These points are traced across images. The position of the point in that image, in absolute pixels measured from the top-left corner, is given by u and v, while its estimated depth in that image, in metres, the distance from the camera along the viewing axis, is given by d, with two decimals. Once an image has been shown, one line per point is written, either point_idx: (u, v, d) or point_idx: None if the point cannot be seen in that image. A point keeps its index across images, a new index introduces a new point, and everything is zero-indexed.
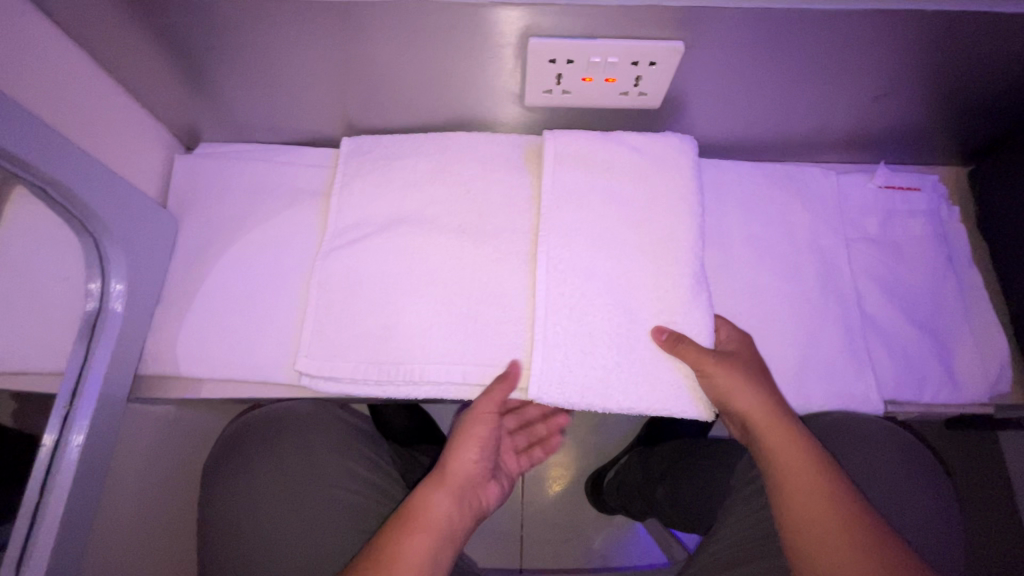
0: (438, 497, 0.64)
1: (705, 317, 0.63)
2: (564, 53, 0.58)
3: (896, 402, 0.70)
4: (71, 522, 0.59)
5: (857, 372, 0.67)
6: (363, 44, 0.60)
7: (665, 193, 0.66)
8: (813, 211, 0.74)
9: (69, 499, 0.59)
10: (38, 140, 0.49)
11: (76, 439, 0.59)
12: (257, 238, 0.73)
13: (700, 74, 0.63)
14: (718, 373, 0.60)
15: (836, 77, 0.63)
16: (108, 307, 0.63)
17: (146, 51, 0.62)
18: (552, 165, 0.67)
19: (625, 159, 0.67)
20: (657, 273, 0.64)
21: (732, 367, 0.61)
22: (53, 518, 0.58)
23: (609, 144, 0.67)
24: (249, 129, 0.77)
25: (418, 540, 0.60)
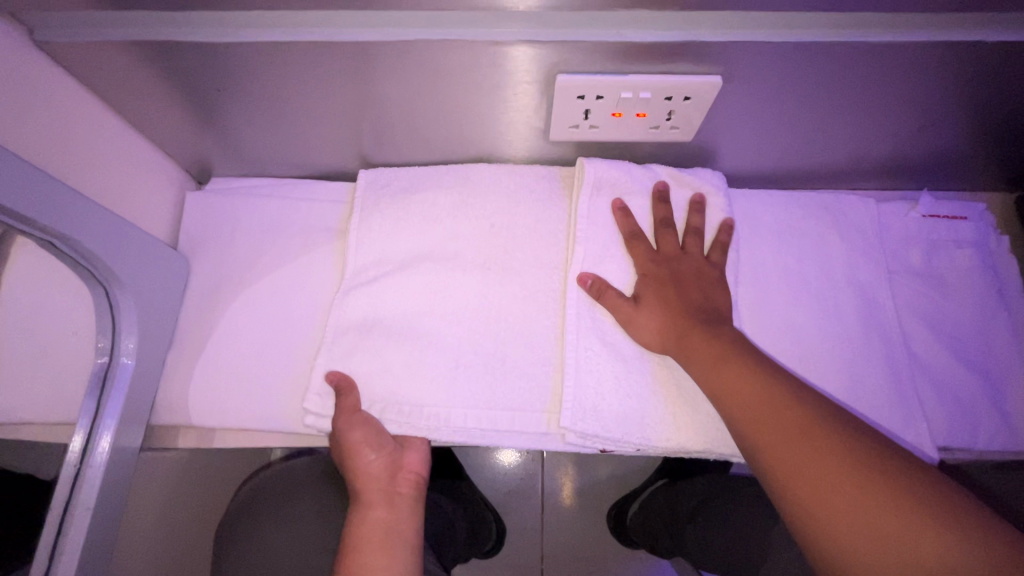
0: (368, 512, 0.61)
1: None
2: (593, 89, 0.55)
3: (946, 448, 0.66)
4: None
5: (905, 419, 0.63)
6: (381, 82, 0.57)
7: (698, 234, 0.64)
8: (852, 244, 0.70)
9: (80, 561, 0.56)
10: (43, 196, 0.47)
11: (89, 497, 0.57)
12: (270, 277, 0.71)
13: (735, 107, 0.59)
14: (635, 316, 0.59)
15: (881, 107, 0.59)
16: (118, 359, 0.60)
17: (156, 91, 0.59)
18: (588, 193, 0.64)
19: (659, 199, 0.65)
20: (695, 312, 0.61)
21: (647, 306, 0.59)
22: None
23: (645, 173, 0.66)
24: (261, 164, 0.74)
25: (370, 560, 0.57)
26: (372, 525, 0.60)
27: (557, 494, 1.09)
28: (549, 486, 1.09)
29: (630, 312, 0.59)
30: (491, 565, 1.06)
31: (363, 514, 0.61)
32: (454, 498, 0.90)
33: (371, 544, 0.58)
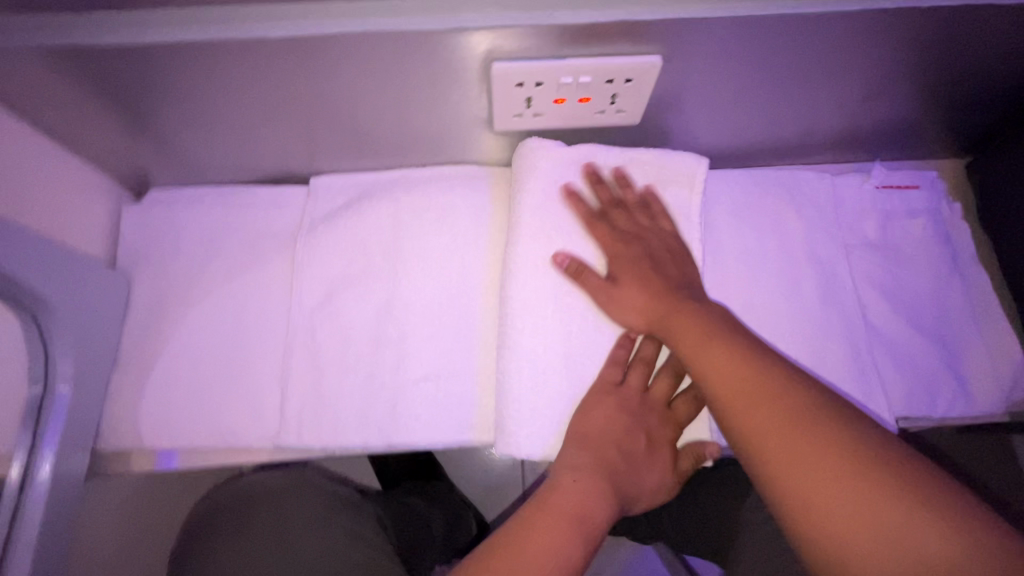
0: (595, 491, 0.49)
1: None
2: (532, 76, 0.53)
3: (907, 417, 0.66)
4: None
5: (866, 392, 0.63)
6: (314, 78, 0.55)
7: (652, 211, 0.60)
8: (809, 220, 0.69)
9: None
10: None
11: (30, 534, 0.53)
12: (218, 289, 0.68)
13: (679, 87, 0.58)
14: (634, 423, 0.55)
15: (825, 78, 0.59)
16: (54, 386, 0.57)
17: (76, 100, 0.56)
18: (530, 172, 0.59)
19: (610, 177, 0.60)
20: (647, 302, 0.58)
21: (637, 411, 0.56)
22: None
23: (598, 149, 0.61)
24: (202, 173, 0.71)
25: (544, 540, 0.44)
26: (547, 544, 0.44)
27: None
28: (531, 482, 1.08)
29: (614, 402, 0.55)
30: None
31: (588, 483, 0.49)
32: (429, 501, 0.88)
33: (562, 514, 0.46)
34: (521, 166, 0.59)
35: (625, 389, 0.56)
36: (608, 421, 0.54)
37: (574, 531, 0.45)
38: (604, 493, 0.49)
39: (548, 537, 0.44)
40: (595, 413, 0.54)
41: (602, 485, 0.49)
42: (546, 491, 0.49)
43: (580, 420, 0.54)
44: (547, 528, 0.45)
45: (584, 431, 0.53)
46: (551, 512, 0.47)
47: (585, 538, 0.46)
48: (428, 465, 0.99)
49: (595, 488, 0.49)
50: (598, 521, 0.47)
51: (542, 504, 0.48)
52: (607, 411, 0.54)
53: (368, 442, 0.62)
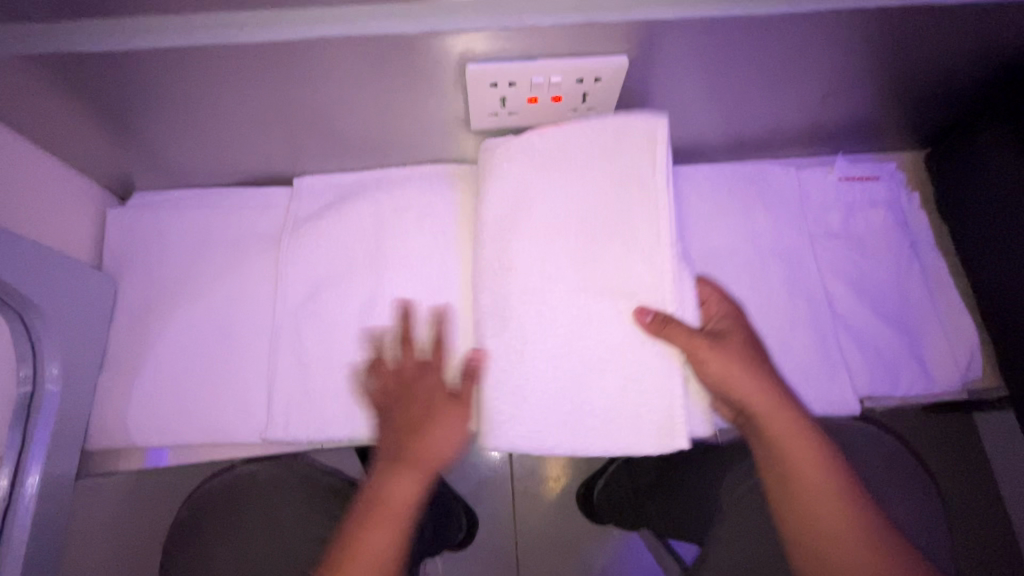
0: (401, 478, 0.55)
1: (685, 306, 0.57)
2: (505, 76, 0.55)
3: (871, 397, 0.69)
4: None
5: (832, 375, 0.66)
6: (295, 83, 0.57)
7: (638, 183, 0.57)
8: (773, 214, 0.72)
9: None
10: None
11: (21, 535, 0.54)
12: (203, 291, 0.69)
13: (647, 86, 0.61)
14: (453, 392, 0.59)
15: (785, 77, 0.62)
16: (43, 386, 0.58)
17: (59, 106, 0.57)
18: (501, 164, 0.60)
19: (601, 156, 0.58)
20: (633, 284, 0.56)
21: (436, 377, 0.60)
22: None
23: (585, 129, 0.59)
24: (185, 176, 0.72)
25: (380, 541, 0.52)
26: (373, 542, 0.53)
27: (525, 481, 1.09)
28: (519, 475, 1.09)
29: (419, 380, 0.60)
30: (466, 557, 1.06)
31: (394, 475, 0.55)
32: None
33: (386, 516, 0.54)
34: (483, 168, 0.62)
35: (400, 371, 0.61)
36: (388, 423, 0.58)
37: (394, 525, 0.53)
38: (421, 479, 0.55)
39: (365, 537, 0.53)
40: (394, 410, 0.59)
41: (414, 479, 0.55)
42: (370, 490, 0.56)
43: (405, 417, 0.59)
44: (373, 527, 0.53)
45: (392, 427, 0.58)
46: (377, 508, 0.54)
47: (409, 523, 0.54)
48: None
49: (414, 481, 0.55)
50: (407, 501, 0.54)
51: (370, 502, 0.55)
52: (435, 391, 0.59)
53: (353, 434, 0.63)
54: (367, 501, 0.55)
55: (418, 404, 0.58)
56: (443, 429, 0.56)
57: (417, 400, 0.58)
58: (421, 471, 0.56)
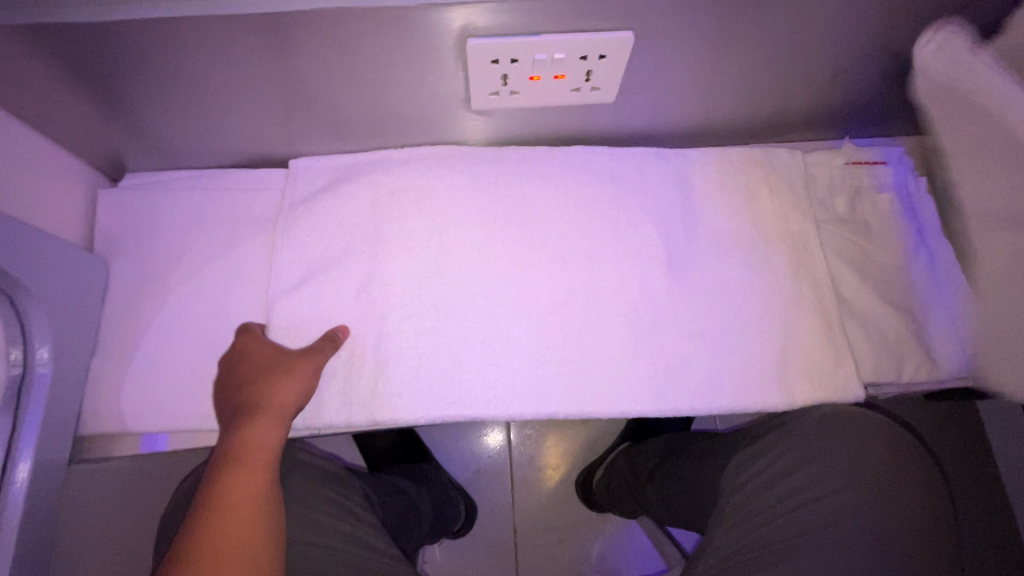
0: (256, 424, 0.55)
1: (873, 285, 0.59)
2: (507, 52, 0.54)
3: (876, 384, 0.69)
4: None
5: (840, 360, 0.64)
6: (291, 58, 0.55)
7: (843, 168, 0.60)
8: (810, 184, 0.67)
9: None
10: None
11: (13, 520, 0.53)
12: (197, 274, 0.68)
13: (652, 64, 0.59)
14: (276, 369, 0.59)
15: (794, 57, 0.60)
16: (33, 369, 0.57)
17: (47, 82, 0.55)
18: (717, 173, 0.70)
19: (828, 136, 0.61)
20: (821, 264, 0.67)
21: (263, 351, 0.61)
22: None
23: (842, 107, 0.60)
24: (178, 156, 0.70)
25: (245, 488, 0.51)
26: (240, 490, 0.51)
27: (524, 469, 1.08)
28: (517, 462, 1.09)
29: (241, 360, 0.61)
30: (464, 545, 1.06)
31: (253, 424, 0.55)
32: (416, 482, 0.89)
33: (252, 461, 0.53)
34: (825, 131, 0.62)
35: (243, 351, 0.62)
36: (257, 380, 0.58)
37: (255, 474, 0.53)
38: (281, 425, 0.56)
39: (235, 483, 0.51)
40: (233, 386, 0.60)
41: (274, 428, 0.56)
42: (231, 440, 0.55)
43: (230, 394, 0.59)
44: (238, 476, 0.52)
45: (242, 400, 0.58)
46: (245, 456, 0.53)
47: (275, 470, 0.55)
48: (414, 447, 0.99)
49: (274, 430, 0.56)
50: (268, 448, 0.55)
51: (229, 454, 0.53)
52: (268, 366, 0.59)
53: (351, 419, 0.62)
54: (226, 453, 0.54)
55: (252, 385, 0.58)
56: (288, 384, 0.58)
57: (284, 361, 0.60)
58: (275, 421, 0.56)
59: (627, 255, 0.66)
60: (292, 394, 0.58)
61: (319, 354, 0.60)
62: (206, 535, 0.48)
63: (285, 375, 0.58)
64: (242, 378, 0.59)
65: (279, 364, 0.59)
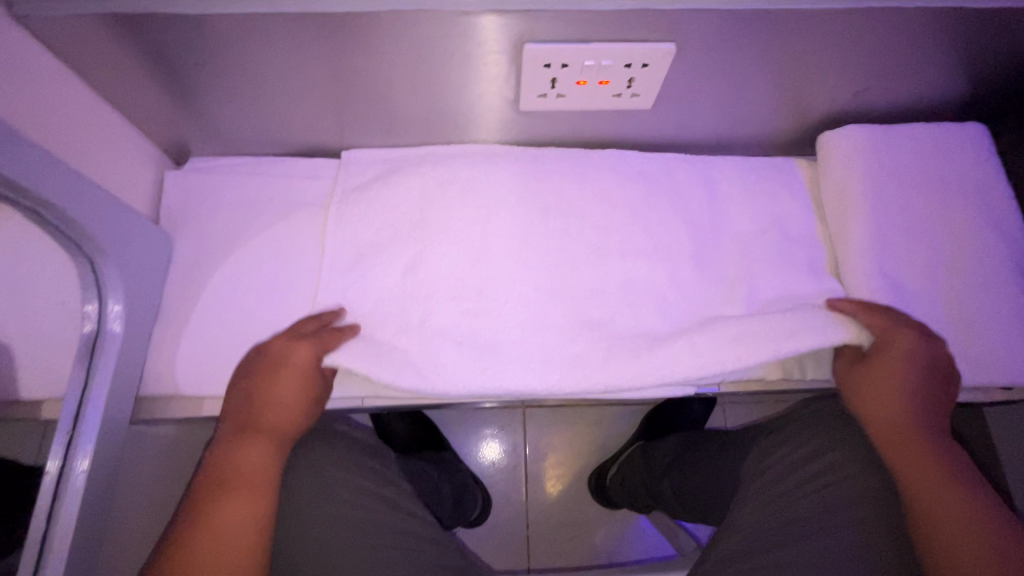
0: (252, 446, 0.60)
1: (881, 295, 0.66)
2: (559, 57, 0.58)
3: None
4: (77, 552, 0.58)
5: None
6: (357, 56, 0.60)
7: (847, 189, 0.70)
8: (863, 178, 0.69)
9: (76, 530, 0.58)
10: (20, 154, 0.47)
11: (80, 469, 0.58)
12: (252, 252, 0.72)
13: (689, 75, 0.64)
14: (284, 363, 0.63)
15: (822, 73, 0.65)
16: (105, 328, 0.61)
17: (134, 67, 0.60)
18: (830, 169, 0.71)
19: (839, 167, 0.70)
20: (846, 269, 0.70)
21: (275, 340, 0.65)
22: (61, 550, 0.56)
23: (856, 138, 0.70)
24: (239, 143, 0.75)
25: (243, 511, 0.56)
26: (233, 512, 0.55)
27: (539, 464, 1.11)
28: (532, 458, 1.12)
29: (256, 352, 0.66)
30: (480, 537, 1.08)
31: (247, 444, 0.60)
32: (438, 467, 0.92)
33: (247, 488, 0.57)
34: (823, 156, 0.72)
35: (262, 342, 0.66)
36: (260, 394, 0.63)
37: (247, 498, 0.57)
38: (272, 449, 0.60)
39: (226, 507, 0.55)
40: (237, 389, 0.64)
41: (264, 449, 0.60)
42: (227, 457, 0.59)
43: (234, 398, 0.63)
44: (227, 501, 0.56)
45: (241, 409, 0.62)
46: (234, 479, 0.57)
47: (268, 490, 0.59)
48: (434, 436, 1.03)
49: (263, 449, 0.60)
50: (260, 472, 0.59)
51: (219, 476, 0.57)
52: (275, 356, 0.64)
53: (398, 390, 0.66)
54: (215, 477, 0.58)
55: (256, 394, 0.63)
56: (286, 391, 0.63)
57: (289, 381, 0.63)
58: (274, 440, 0.61)
59: (657, 251, 0.70)
60: (292, 410, 0.63)
61: (321, 335, 0.65)
62: (192, 550, 0.52)
63: (289, 377, 0.62)
64: (255, 364, 0.64)
65: (286, 350, 0.63)
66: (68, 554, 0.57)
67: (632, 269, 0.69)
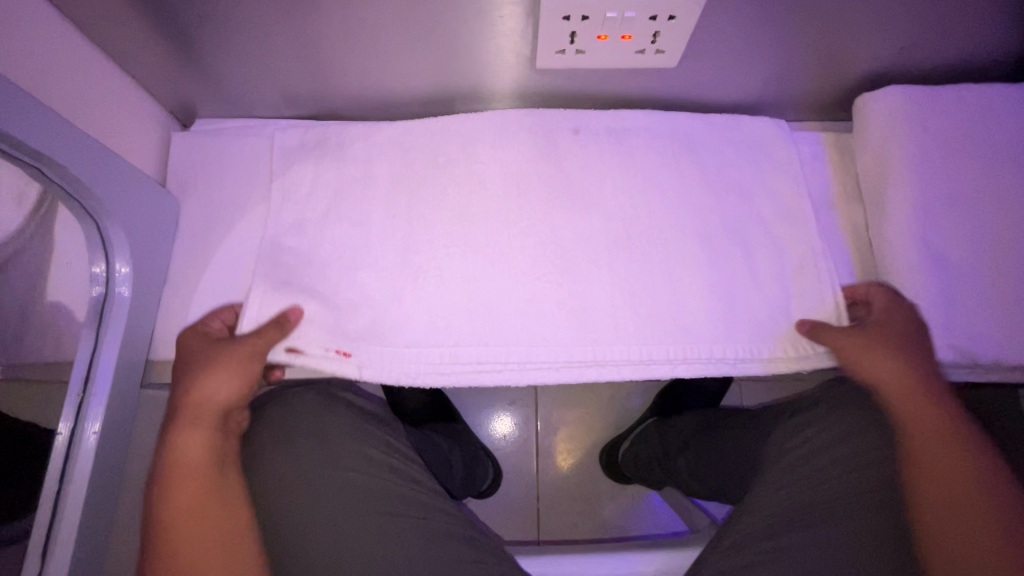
0: None
1: (910, 265, 0.63)
2: (580, 8, 0.54)
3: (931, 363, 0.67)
4: (98, 478, 0.60)
5: None
6: (364, 9, 0.56)
7: (887, 152, 0.66)
8: (904, 143, 0.65)
9: (98, 446, 0.59)
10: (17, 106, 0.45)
11: (96, 410, 0.59)
12: (257, 219, 0.70)
13: (717, 30, 0.59)
14: None
15: (861, 28, 0.60)
16: (114, 292, 0.61)
17: (135, 22, 0.58)
18: (867, 132, 0.68)
19: (878, 128, 0.66)
20: (878, 238, 0.66)
21: None
22: (86, 455, 0.58)
23: (901, 96, 0.66)
24: (245, 105, 0.73)
25: None
26: (179, 500, 0.53)
27: (551, 438, 1.11)
28: (543, 432, 1.11)
29: None
30: (490, 508, 1.09)
31: None
32: (449, 438, 0.92)
33: None
34: (856, 117, 0.69)
35: None
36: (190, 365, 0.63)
37: None
38: None
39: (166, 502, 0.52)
40: None
41: (206, 436, 0.55)
42: None
43: None
44: (164, 497, 0.53)
45: None
46: None
47: None
48: (446, 409, 1.02)
49: None
50: None
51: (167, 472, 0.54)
52: None
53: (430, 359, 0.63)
54: None
55: None
56: None
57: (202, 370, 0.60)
58: None
59: (678, 219, 0.67)
60: None
61: None
62: None
63: None
64: None
65: None
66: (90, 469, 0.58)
67: (650, 238, 0.66)
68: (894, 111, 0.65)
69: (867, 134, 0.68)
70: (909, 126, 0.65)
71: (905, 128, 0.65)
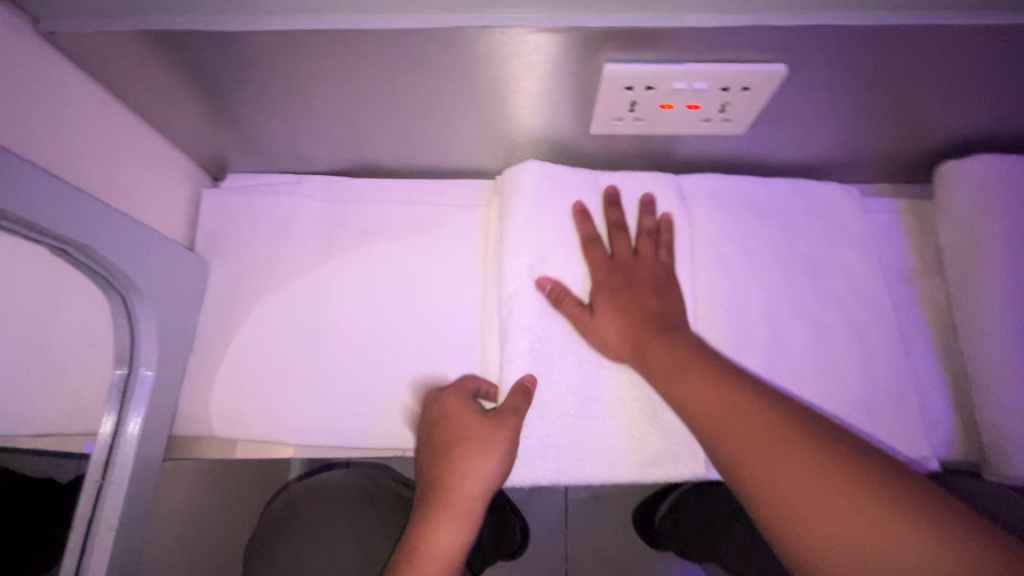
0: None
1: (1004, 360, 0.56)
2: (645, 80, 0.49)
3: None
4: (115, 567, 0.56)
5: (1005, 428, 0.55)
6: (410, 76, 0.52)
7: (977, 230, 0.60)
8: (997, 221, 0.59)
9: (116, 537, 0.55)
10: (37, 192, 0.42)
11: (116, 496, 0.56)
12: (287, 283, 0.67)
13: (794, 97, 0.54)
14: None
15: (956, 97, 0.54)
16: (138, 369, 0.58)
17: (168, 86, 0.55)
18: (951, 204, 0.62)
19: (972, 203, 0.60)
20: (968, 327, 0.60)
21: None
22: (103, 546, 0.54)
23: (995, 167, 0.59)
24: (278, 161, 0.69)
25: None
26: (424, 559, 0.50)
27: (581, 495, 1.06)
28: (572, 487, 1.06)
29: None
30: (515, 568, 1.03)
31: None
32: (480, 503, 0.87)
33: None
34: (940, 189, 0.63)
35: None
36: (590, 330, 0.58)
37: None
38: None
39: (426, 543, 0.51)
40: None
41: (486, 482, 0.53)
42: None
43: None
44: (439, 521, 0.52)
45: None
46: None
47: None
48: None
49: None
50: None
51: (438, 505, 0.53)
52: None
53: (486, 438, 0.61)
54: None
55: None
56: None
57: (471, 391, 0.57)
58: None
59: (743, 298, 0.61)
60: None
61: None
62: None
63: None
64: None
65: None
66: (106, 567, 0.54)
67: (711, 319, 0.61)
68: (987, 183, 0.59)
69: (951, 206, 0.62)
70: (1003, 202, 0.59)
71: (999, 205, 0.59)
